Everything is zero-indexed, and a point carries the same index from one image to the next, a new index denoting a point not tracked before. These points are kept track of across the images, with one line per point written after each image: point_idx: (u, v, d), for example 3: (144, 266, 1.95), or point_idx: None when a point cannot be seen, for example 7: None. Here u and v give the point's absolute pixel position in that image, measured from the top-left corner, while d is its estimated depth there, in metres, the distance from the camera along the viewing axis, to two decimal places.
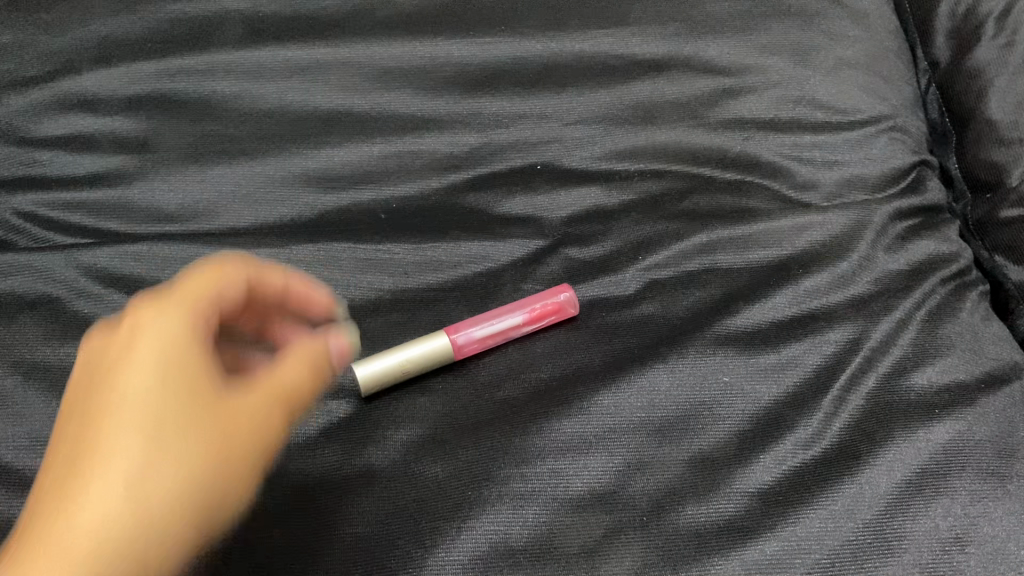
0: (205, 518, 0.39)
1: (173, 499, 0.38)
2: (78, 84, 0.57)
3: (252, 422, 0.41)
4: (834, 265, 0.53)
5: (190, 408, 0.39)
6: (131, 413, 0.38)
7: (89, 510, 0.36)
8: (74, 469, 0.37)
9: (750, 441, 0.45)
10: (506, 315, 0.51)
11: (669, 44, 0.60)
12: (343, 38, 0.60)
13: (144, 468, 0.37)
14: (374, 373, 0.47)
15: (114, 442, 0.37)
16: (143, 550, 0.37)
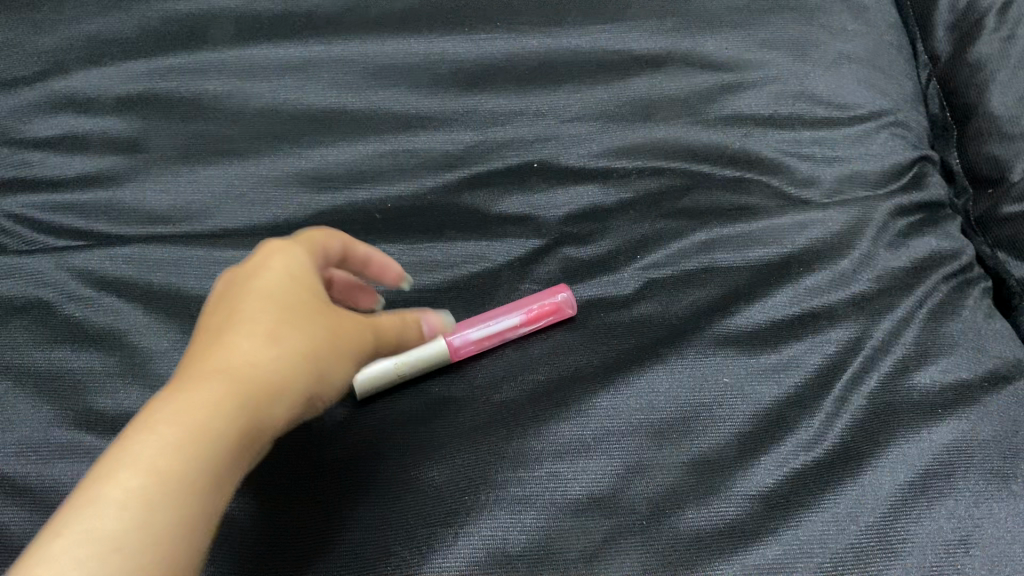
0: (328, 379, 0.39)
1: (302, 380, 0.37)
2: (69, 84, 0.57)
3: (358, 340, 0.42)
4: (835, 263, 0.52)
5: (322, 321, 0.39)
6: (296, 320, 0.38)
7: (259, 375, 0.35)
8: (266, 341, 0.37)
9: (751, 442, 0.44)
10: (503, 315, 0.50)
11: (667, 40, 0.60)
12: (337, 35, 0.59)
13: (297, 349, 0.37)
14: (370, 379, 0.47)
15: (275, 331, 0.37)
16: (286, 398, 0.36)
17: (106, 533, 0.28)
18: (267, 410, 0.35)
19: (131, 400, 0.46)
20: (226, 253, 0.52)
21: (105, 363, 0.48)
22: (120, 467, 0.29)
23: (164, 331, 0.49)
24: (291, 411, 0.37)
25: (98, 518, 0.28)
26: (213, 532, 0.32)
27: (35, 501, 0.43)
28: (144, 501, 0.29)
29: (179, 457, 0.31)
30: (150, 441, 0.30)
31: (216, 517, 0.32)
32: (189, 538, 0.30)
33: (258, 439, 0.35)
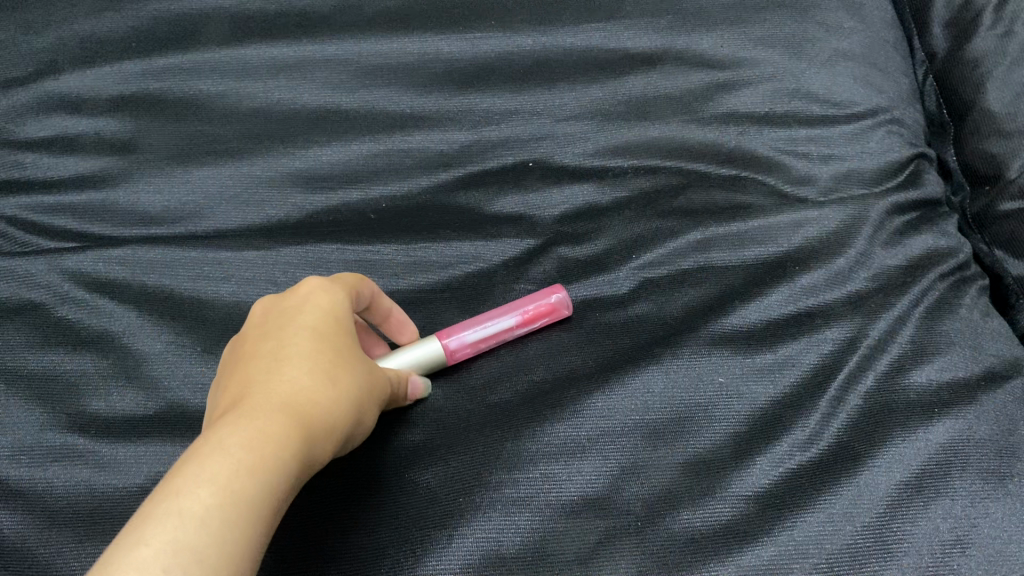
0: (362, 421, 0.40)
1: (342, 421, 0.38)
2: (61, 85, 0.56)
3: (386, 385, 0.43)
4: (831, 261, 0.52)
5: (357, 364, 0.41)
6: (336, 360, 0.40)
7: (309, 410, 0.36)
8: (311, 377, 0.38)
9: (746, 443, 0.44)
10: (499, 318, 0.50)
11: (663, 38, 0.59)
12: (330, 34, 0.59)
13: (339, 387, 0.38)
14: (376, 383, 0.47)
15: (320, 370, 0.38)
16: (329, 437, 0.37)
17: (186, 538, 0.28)
18: (316, 445, 0.36)
19: (124, 402, 0.46)
20: (220, 254, 0.52)
21: (98, 365, 0.47)
22: (197, 479, 0.30)
23: (157, 332, 0.49)
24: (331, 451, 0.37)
25: (178, 524, 0.28)
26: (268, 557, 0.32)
27: (27, 504, 0.42)
28: (221, 511, 0.29)
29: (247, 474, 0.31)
30: (220, 459, 0.31)
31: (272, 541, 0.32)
32: (251, 553, 0.30)
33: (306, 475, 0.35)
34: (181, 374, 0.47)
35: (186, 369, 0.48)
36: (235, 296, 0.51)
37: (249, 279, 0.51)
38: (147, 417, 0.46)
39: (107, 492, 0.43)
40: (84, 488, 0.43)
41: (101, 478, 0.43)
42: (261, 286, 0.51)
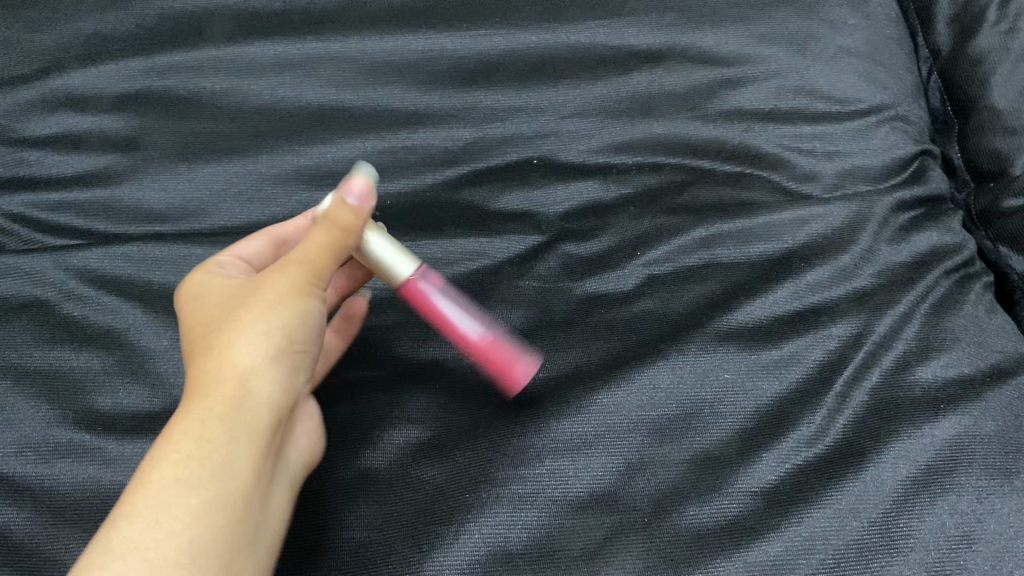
0: (298, 323, 0.41)
1: (276, 351, 0.40)
2: (65, 83, 0.57)
3: (306, 262, 0.43)
4: (836, 258, 0.52)
5: (270, 285, 0.42)
6: (245, 303, 0.41)
7: (234, 365, 0.39)
8: (221, 338, 0.40)
9: (753, 439, 0.44)
10: (488, 333, 0.47)
11: (667, 35, 0.59)
12: (334, 32, 0.59)
13: (252, 322, 0.40)
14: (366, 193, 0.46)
15: (233, 321, 0.40)
16: (267, 373, 0.39)
17: (131, 548, 0.32)
18: (251, 389, 0.38)
19: (130, 399, 0.46)
20: (225, 251, 0.52)
21: (103, 362, 0.48)
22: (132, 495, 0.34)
23: (162, 329, 0.49)
24: (281, 380, 0.40)
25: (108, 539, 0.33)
26: (217, 503, 0.35)
27: (34, 501, 0.43)
28: (154, 514, 0.34)
29: (168, 473, 0.35)
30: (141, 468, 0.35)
31: (241, 497, 0.36)
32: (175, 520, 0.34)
33: (260, 416, 0.38)
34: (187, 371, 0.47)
35: None
36: None
37: None
38: (152, 413, 0.46)
39: (114, 488, 0.43)
40: (90, 485, 0.43)
41: (108, 474, 0.44)
42: None
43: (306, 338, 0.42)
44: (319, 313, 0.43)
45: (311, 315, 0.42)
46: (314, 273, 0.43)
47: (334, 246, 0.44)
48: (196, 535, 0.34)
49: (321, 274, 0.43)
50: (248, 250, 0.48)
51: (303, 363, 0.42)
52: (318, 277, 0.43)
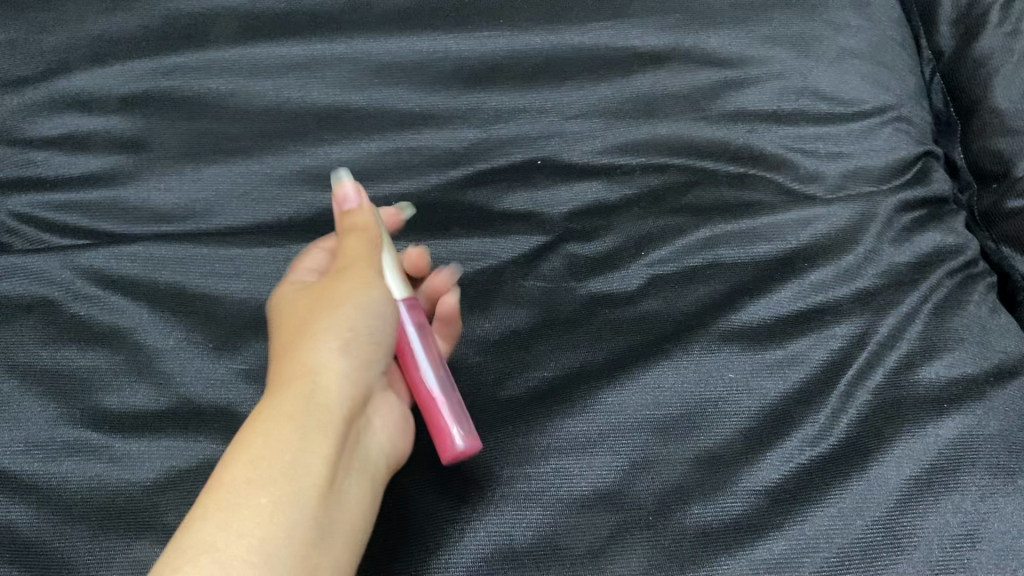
0: (359, 310, 0.42)
1: (343, 341, 0.41)
2: (71, 84, 0.57)
3: (356, 258, 0.44)
4: (840, 258, 0.52)
5: (330, 284, 0.43)
6: (310, 306, 0.42)
7: (307, 361, 0.40)
8: (296, 340, 0.41)
9: (758, 439, 0.44)
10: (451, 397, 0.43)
11: (670, 36, 0.60)
12: (339, 33, 0.59)
13: (318, 321, 0.41)
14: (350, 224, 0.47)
15: (302, 325, 0.42)
16: (337, 363, 0.40)
17: (206, 548, 0.32)
18: (322, 381, 0.39)
19: (137, 398, 0.47)
20: (231, 251, 0.52)
21: (110, 361, 0.48)
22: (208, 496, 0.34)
23: (169, 328, 0.49)
24: (350, 368, 0.41)
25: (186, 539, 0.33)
26: (292, 499, 0.35)
27: (42, 499, 0.43)
28: (228, 513, 0.33)
29: (241, 470, 0.35)
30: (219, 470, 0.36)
31: (319, 486, 0.36)
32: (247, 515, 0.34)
33: (335, 405, 0.39)
34: (193, 370, 0.48)
35: (197, 365, 0.48)
36: (247, 293, 0.51)
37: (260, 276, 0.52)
38: (159, 412, 0.46)
39: (121, 487, 0.44)
40: (98, 483, 0.44)
41: (115, 473, 0.44)
42: (271, 283, 0.51)
43: (370, 326, 0.43)
44: (381, 301, 0.44)
45: (371, 301, 0.43)
46: (366, 266, 0.44)
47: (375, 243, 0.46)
48: (274, 529, 0.34)
49: (372, 264, 0.45)
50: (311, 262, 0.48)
51: (376, 352, 0.43)
52: (371, 268, 0.44)
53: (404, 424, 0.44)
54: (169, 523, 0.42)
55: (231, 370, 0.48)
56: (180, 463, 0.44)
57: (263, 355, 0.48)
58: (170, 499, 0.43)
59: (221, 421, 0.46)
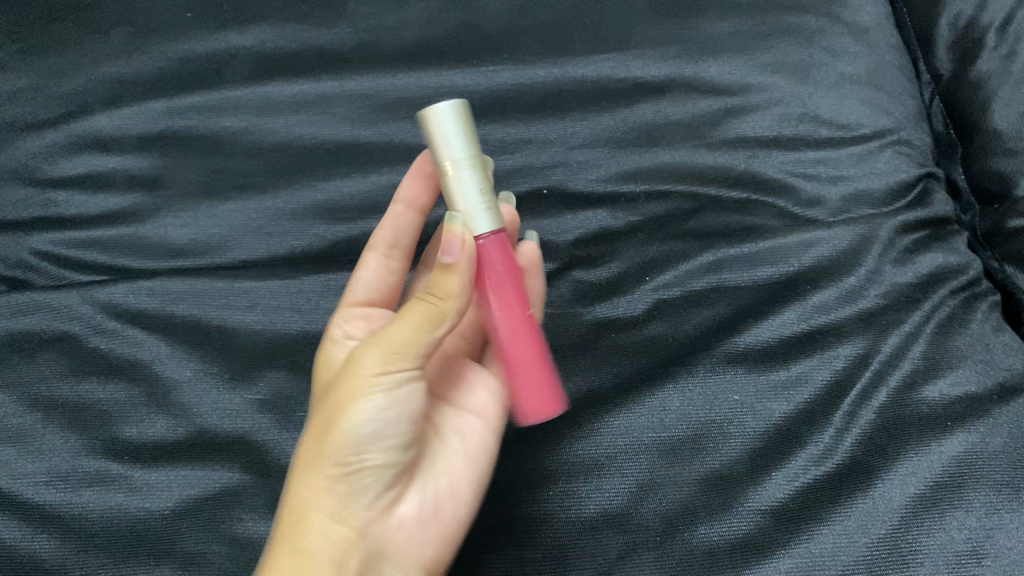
0: (346, 445, 0.39)
1: (329, 485, 0.40)
2: (91, 125, 0.59)
3: (363, 365, 0.40)
4: (842, 280, 0.53)
5: (329, 404, 0.41)
6: (312, 430, 0.41)
7: (298, 507, 0.40)
8: (304, 445, 0.41)
9: (763, 458, 0.45)
10: (532, 358, 0.44)
11: (671, 66, 0.61)
12: (349, 71, 0.61)
13: (309, 460, 0.40)
14: (431, 123, 0.42)
15: (309, 436, 0.41)
16: (326, 508, 0.40)
17: None
18: (313, 531, 0.39)
19: (155, 428, 0.48)
20: (245, 285, 0.54)
21: (129, 393, 0.49)
22: None
23: (186, 360, 0.51)
24: (342, 509, 0.40)
25: None
26: None
27: (63, 529, 0.45)
28: None
29: None
30: None
31: None
32: None
33: (323, 561, 0.39)
34: (210, 402, 0.49)
35: (214, 396, 0.50)
36: (260, 324, 0.52)
37: (276, 308, 0.53)
38: (178, 442, 0.48)
39: (141, 514, 0.46)
40: (118, 512, 0.46)
41: (135, 502, 0.46)
42: (286, 314, 0.53)
43: (368, 456, 0.40)
44: (387, 419, 0.40)
45: (370, 429, 0.40)
46: (368, 381, 0.40)
47: (427, 317, 0.41)
48: None
49: (381, 377, 0.40)
50: (362, 282, 0.52)
51: (377, 479, 0.41)
52: (378, 379, 0.40)
53: (441, 526, 0.44)
54: (188, 550, 0.45)
55: (245, 401, 0.49)
56: (197, 491, 0.47)
57: (277, 384, 0.50)
58: (188, 526, 0.45)
59: (238, 450, 0.48)
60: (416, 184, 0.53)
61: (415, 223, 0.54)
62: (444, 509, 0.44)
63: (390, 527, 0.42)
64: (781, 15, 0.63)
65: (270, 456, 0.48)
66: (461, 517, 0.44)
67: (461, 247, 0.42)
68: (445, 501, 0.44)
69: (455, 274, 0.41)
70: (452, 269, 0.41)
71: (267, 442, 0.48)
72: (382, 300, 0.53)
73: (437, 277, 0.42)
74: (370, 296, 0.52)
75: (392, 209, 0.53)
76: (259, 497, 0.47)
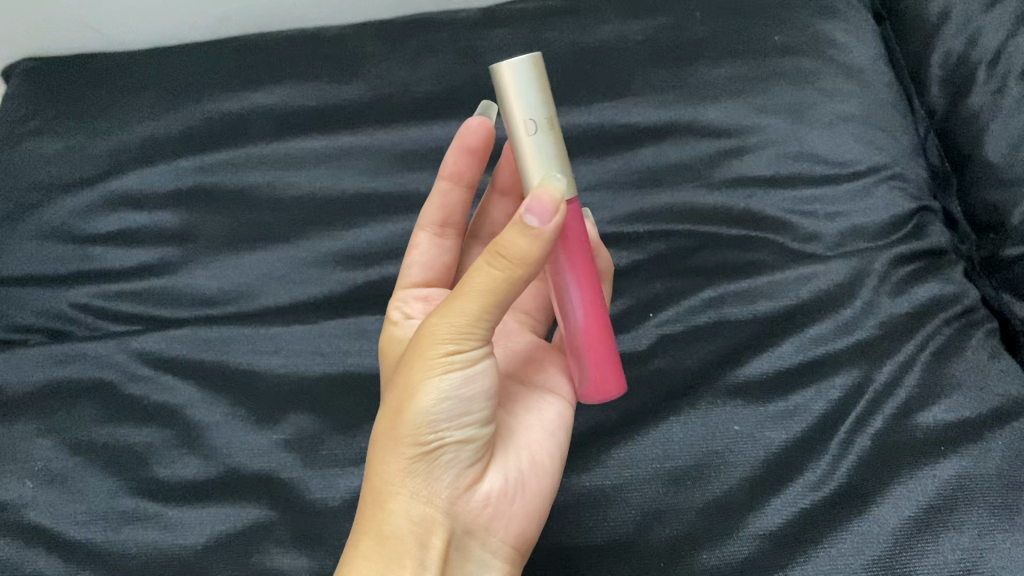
0: (423, 426, 0.40)
1: (409, 465, 0.41)
2: (124, 184, 0.63)
3: (435, 342, 0.40)
4: (838, 312, 0.55)
5: (402, 381, 0.41)
6: (386, 407, 0.42)
7: (380, 488, 0.41)
8: (383, 419, 0.42)
9: (762, 486, 0.48)
10: (598, 337, 0.44)
11: (671, 111, 0.64)
12: (367, 126, 0.65)
13: (388, 439, 0.41)
14: (505, 79, 0.39)
15: (387, 411, 0.42)
16: (407, 489, 0.41)
17: None
18: (393, 513, 0.41)
19: (187, 468, 0.52)
20: (271, 330, 0.57)
21: (163, 436, 0.53)
22: None
23: (216, 404, 0.54)
24: (423, 489, 0.41)
25: None
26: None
27: (104, 565, 0.49)
28: None
29: None
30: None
31: None
32: None
33: (409, 541, 0.40)
34: (238, 442, 0.52)
35: (242, 437, 0.53)
36: (286, 367, 0.55)
37: (299, 351, 0.56)
38: (209, 481, 0.51)
39: (176, 550, 0.49)
40: (155, 548, 0.49)
41: (170, 538, 0.49)
42: (308, 357, 0.55)
43: (445, 434, 0.41)
44: (463, 396, 0.41)
45: (445, 408, 0.40)
46: (442, 359, 0.40)
47: (500, 284, 0.38)
48: None
49: (455, 354, 0.40)
50: (417, 259, 0.56)
51: (457, 456, 0.42)
52: (451, 357, 0.40)
53: (523, 502, 0.45)
54: None
55: (272, 441, 0.52)
56: (228, 527, 0.50)
57: (302, 424, 0.53)
58: (219, 561, 0.49)
59: (265, 488, 0.51)
60: (460, 161, 0.54)
61: (462, 198, 0.56)
62: (526, 481, 0.45)
63: (473, 505, 0.43)
64: (776, 58, 0.65)
65: (296, 492, 0.51)
66: (542, 493, 0.46)
67: (553, 213, 0.37)
68: (526, 475, 0.45)
69: (537, 239, 0.37)
70: (537, 236, 0.37)
71: (291, 479, 0.51)
72: (438, 279, 0.56)
73: (515, 240, 0.37)
74: (427, 276, 0.55)
75: (439, 187, 0.55)
76: (285, 531, 0.49)
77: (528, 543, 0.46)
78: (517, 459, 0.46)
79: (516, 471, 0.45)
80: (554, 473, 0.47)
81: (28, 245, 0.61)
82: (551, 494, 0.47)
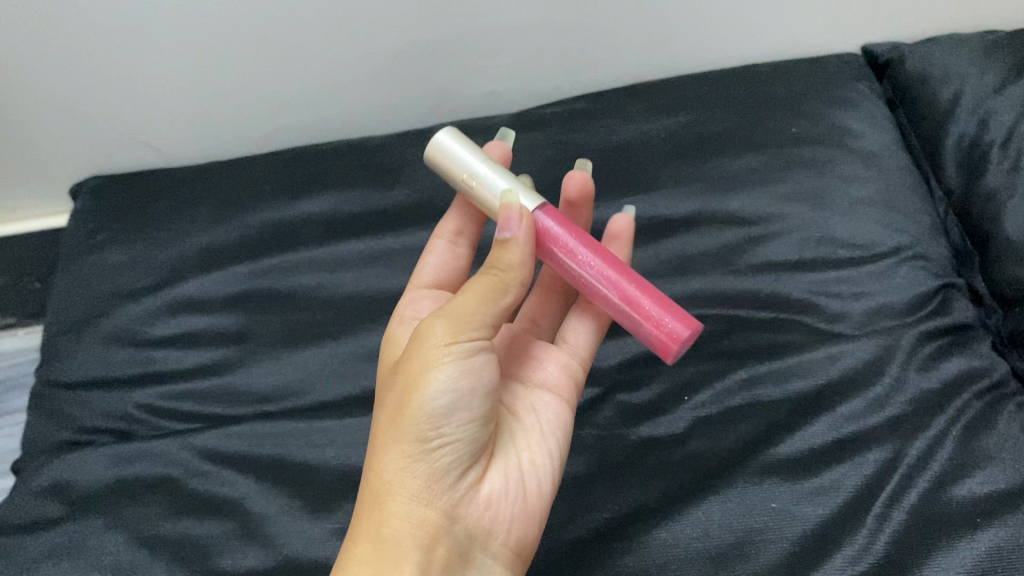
0: (423, 421, 0.43)
1: (410, 464, 0.43)
2: (184, 290, 0.67)
3: (432, 339, 0.44)
4: (869, 389, 0.56)
5: (402, 379, 0.44)
6: (388, 408, 0.44)
7: (381, 489, 0.43)
8: (385, 417, 0.44)
9: (802, 561, 0.50)
10: (650, 292, 0.49)
11: (696, 202, 0.67)
12: (409, 229, 0.69)
13: (390, 439, 0.43)
14: (439, 157, 0.51)
15: (387, 410, 0.44)
16: (408, 489, 0.43)
17: None
18: (391, 514, 0.43)
19: (246, 559, 0.54)
20: (323, 424, 0.60)
21: (223, 528, 0.56)
22: None
23: (272, 496, 0.57)
24: (423, 490, 0.43)
25: None
26: None
27: None
28: None
29: None
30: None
31: None
32: None
33: (408, 544, 0.42)
34: (295, 533, 0.55)
35: (298, 528, 0.55)
36: (338, 459, 0.58)
37: (350, 443, 0.58)
38: (266, 570, 0.53)
39: None
40: None
41: None
42: (359, 449, 0.58)
43: (445, 431, 0.43)
44: (461, 391, 0.43)
45: (444, 402, 0.43)
46: (439, 354, 0.43)
47: (495, 285, 0.45)
48: None
49: (452, 348, 0.43)
50: (429, 267, 0.59)
51: (457, 456, 0.44)
52: (448, 351, 0.43)
53: (521, 504, 0.47)
54: None
55: (327, 531, 0.55)
56: None
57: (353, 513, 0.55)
58: None
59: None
60: None
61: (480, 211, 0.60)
62: (526, 486, 0.48)
63: (473, 505, 0.45)
64: (794, 148, 0.69)
65: None
66: (539, 493, 0.48)
67: (519, 220, 0.47)
68: (524, 476, 0.48)
69: (517, 246, 0.46)
70: (514, 243, 0.46)
71: None
72: (447, 281, 0.59)
73: (504, 252, 0.46)
74: (437, 277, 0.59)
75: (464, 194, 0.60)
76: None
77: (527, 546, 0.48)
78: (517, 460, 0.48)
79: (514, 471, 0.48)
80: (550, 473, 0.49)
81: (96, 350, 0.65)
82: (547, 496, 0.49)
